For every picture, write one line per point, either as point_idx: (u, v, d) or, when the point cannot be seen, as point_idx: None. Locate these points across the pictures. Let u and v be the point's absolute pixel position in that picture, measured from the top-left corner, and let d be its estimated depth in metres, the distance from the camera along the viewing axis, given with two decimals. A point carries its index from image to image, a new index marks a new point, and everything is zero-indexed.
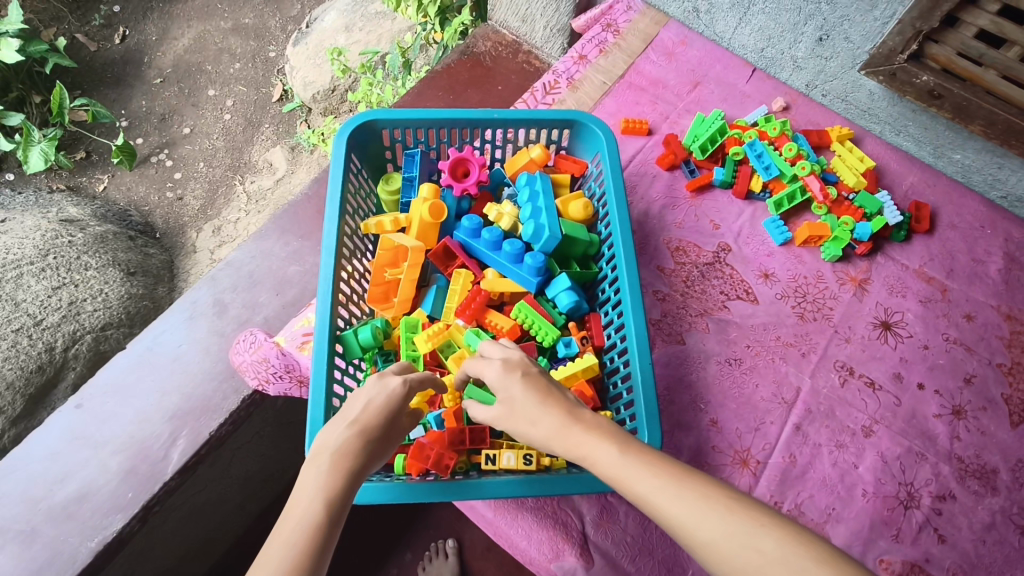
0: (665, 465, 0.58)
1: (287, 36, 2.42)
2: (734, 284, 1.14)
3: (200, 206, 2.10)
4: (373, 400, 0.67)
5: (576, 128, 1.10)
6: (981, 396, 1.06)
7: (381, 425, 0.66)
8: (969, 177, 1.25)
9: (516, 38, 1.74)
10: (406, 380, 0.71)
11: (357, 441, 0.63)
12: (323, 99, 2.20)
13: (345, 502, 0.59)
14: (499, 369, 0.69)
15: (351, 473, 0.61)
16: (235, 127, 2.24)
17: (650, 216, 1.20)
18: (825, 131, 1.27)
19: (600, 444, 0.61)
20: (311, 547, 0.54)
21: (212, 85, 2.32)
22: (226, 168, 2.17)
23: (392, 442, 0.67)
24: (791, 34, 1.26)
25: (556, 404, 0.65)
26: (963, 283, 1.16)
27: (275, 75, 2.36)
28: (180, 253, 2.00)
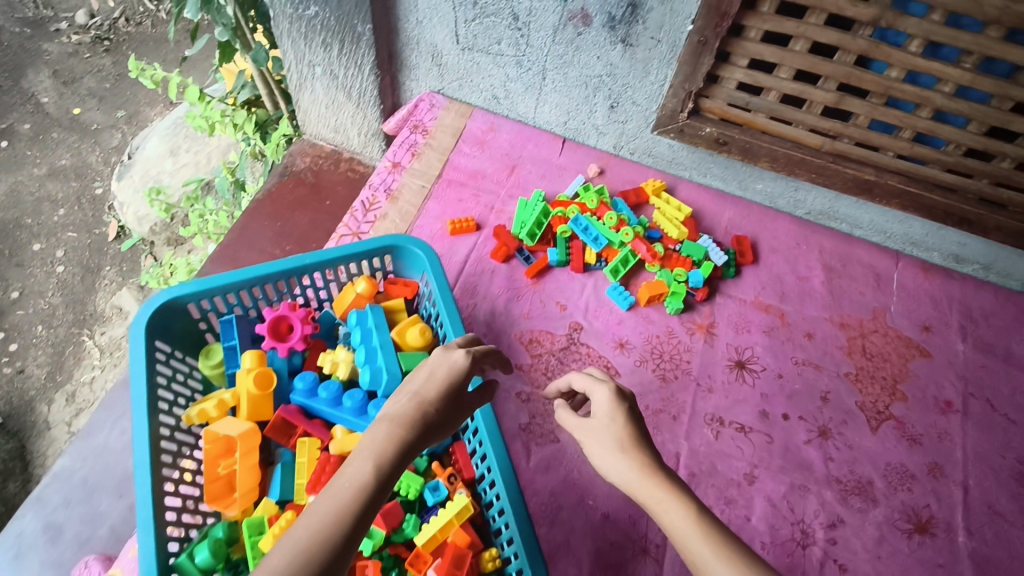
0: (723, 537, 0.61)
1: (111, 170, 2.20)
2: (594, 363, 1.13)
3: (46, 373, 1.84)
4: (437, 374, 0.69)
5: (396, 252, 1.06)
6: (839, 410, 1.11)
7: (439, 403, 0.67)
8: (775, 201, 1.34)
9: (334, 147, 1.71)
10: (469, 359, 0.72)
11: (416, 413, 0.65)
12: (163, 230, 2.06)
13: (394, 469, 0.60)
14: (608, 401, 0.75)
15: (406, 442, 0.62)
16: (72, 279, 1.99)
17: (497, 313, 1.16)
18: (640, 188, 1.32)
19: (670, 500, 0.65)
20: (355, 507, 0.56)
21: (38, 239, 2.05)
22: (70, 325, 1.92)
23: (446, 423, 0.68)
24: (585, 105, 1.32)
25: (636, 452, 0.71)
26: (796, 303, 1.23)
27: (107, 213, 2.12)
28: (31, 434, 1.74)
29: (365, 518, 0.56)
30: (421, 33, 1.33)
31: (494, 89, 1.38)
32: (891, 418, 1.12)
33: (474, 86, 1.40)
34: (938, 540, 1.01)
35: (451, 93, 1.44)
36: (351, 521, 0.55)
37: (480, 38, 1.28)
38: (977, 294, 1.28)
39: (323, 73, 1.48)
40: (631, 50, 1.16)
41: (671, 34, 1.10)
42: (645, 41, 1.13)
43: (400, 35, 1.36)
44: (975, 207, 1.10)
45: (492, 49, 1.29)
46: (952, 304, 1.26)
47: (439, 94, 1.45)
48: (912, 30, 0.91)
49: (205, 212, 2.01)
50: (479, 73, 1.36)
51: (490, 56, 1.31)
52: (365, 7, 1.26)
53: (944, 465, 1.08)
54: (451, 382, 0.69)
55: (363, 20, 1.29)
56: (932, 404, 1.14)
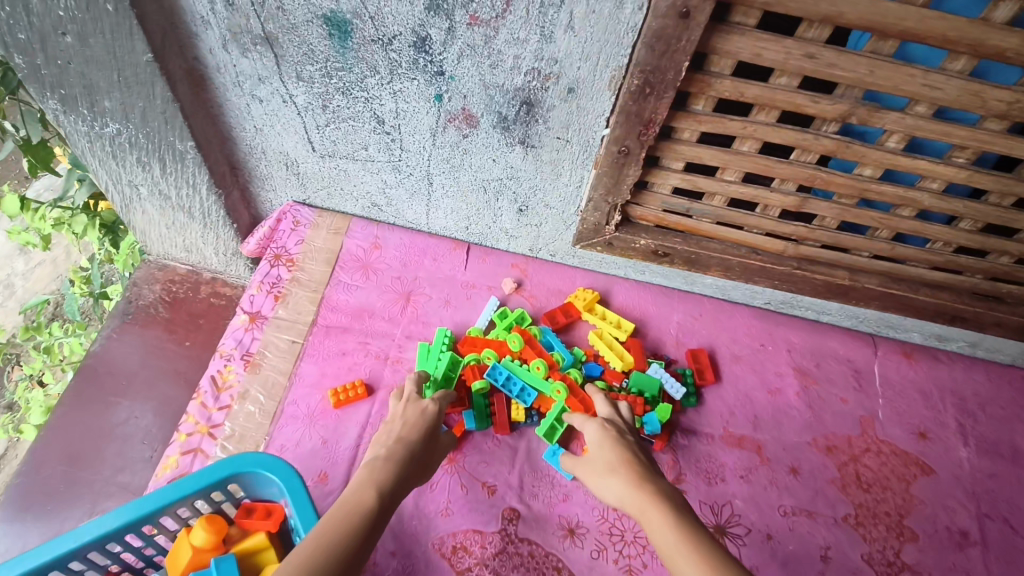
0: (699, 538, 0.58)
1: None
2: (539, 567, 0.87)
3: None
4: (410, 420, 0.80)
5: (242, 480, 0.78)
6: (846, 573, 0.90)
7: (421, 447, 0.76)
8: (729, 293, 1.12)
9: (190, 268, 1.38)
10: (437, 407, 0.83)
11: (402, 453, 0.73)
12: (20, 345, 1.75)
13: (390, 498, 0.66)
14: (598, 432, 0.78)
15: (399, 475, 0.69)
16: None
17: (405, 516, 0.88)
18: (569, 302, 1.07)
19: (654, 506, 0.64)
20: (362, 520, 0.60)
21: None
22: None
23: (428, 463, 0.77)
24: (487, 210, 1.06)
25: (628, 470, 0.71)
26: (772, 428, 1.01)
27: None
28: None
29: (373, 531, 0.61)
30: (264, 141, 1.03)
31: (371, 196, 1.10)
32: (905, 570, 0.91)
33: (346, 194, 1.11)
34: None
35: (320, 202, 1.15)
36: (362, 528, 0.59)
37: (340, 144, 1.00)
38: (968, 376, 1.10)
39: (151, 194, 1.14)
40: (534, 151, 0.91)
41: (583, 134, 0.85)
42: (551, 142, 0.88)
43: (238, 144, 1.05)
44: (969, 303, 0.92)
45: (359, 155, 1.01)
46: (943, 395, 1.07)
47: (305, 205, 1.16)
48: (891, 126, 0.71)
49: (53, 343, 1.62)
50: (350, 181, 1.08)
51: (358, 162, 1.03)
52: (178, 121, 0.95)
53: None
54: (425, 428, 0.79)
55: (182, 137, 0.98)
56: (948, 539, 0.94)
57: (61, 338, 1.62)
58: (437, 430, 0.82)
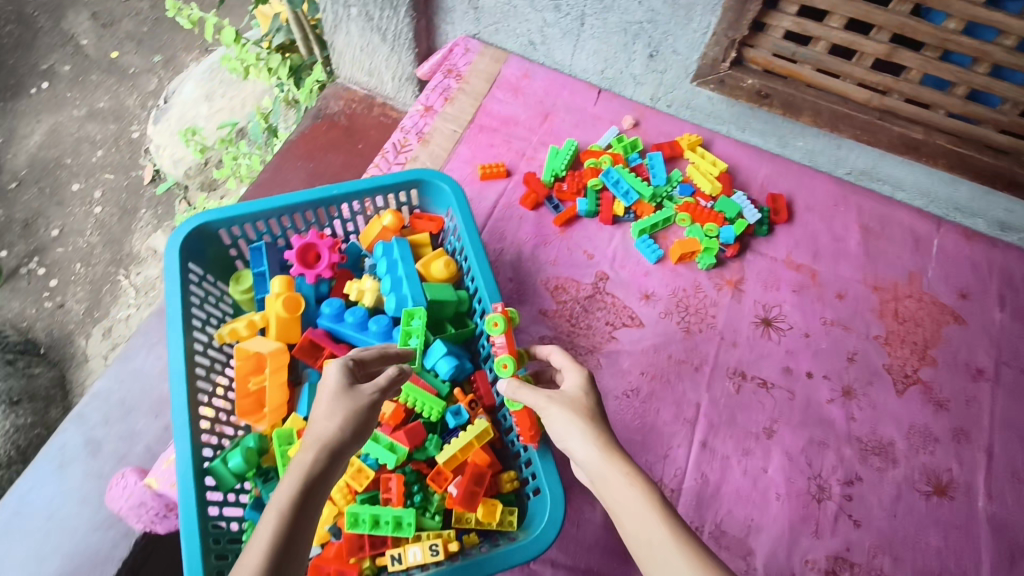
0: (676, 528, 0.60)
1: (148, 113, 2.17)
2: (618, 312, 1.13)
3: (85, 308, 1.89)
4: (319, 396, 0.65)
5: (421, 187, 1.07)
6: (866, 371, 1.10)
7: (334, 424, 0.61)
8: (815, 159, 1.28)
9: (367, 92, 1.70)
10: (339, 371, 0.67)
11: (312, 438, 0.61)
12: (196, 174, 2.02)
13: (303, 510, 0.56)
14: (580, 382, 0.76)
15: (310, 470, 0.58)
16: (109, 220, 2.01)
17: (524, 260, 1.17)
18: (675, 141, 1.28)
19: (634, 481, 0.64)
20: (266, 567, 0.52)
21: (76, 178, 2.06)
22: (108, 264, 1.95)
23: (359, 433, 0.63)
24: (623, 54, 1.27)
25: (599, 433, 0.69)
26: (829, 263, 1.20)
27: (143, 156, 2.11)
28: (71, 364, 1.82)
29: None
30: None
31: (530, 34, 1.34)
32: (919, 382, 1.10)
33: (510, 31, 1.36)
34: (957, 502, 1.01)
35: (486, 37, 1.40)
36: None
37: None
38: (1021, 262, 1.23)
39: (358, 15, 1.44)
40: None
41: None
42: None
43: None
44: None
45: None
46: (992, 270, 1.22)
47: (473, 38, 1.41)
48: None
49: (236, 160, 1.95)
50: (516, 18, 1.32)
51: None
52: None
53: (969, 430, 1.07)
54: (338, 395, 0.64)
55: None
56: (964, 370, 1.12)
57: (245, 156, 1.97)
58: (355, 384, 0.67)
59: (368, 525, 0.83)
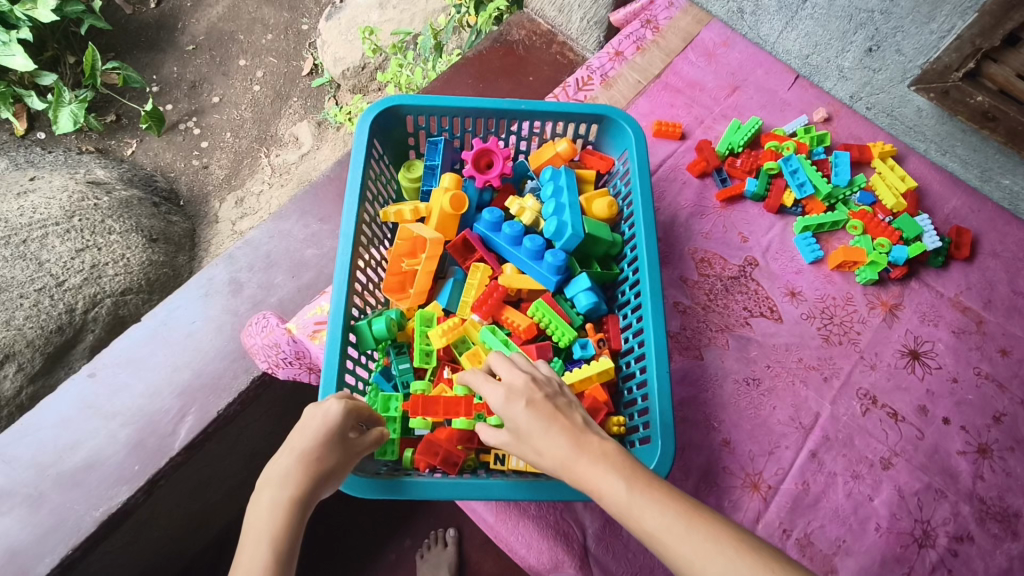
0: (658, 500, 0.56)
1: (321, 10, 2.28)
2: (758, 300, 1.10)
3: (225, 174, 2.00)
4: (312, 426, 0.67)
5: (605, 124, 1.07)
6: (1009, 436, 1.02)
7: (320, 461, 0.65)
8: (1016, 205, 1.18)
9: (551, 28, 1.69)
10: (343, 406, 0.70)
11: (303, 474, 0.63)
12: (353, 75, 2.08)
13: (288, 550, 0.59)
14: (503, 400, 0.65)
15: (303, 507, 0.62)
16: (263, 99, 2.13)
17: (676, 224, 1.16)
18: (867, 146, 1.21)
19: (604, 480, 0.58)
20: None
21: (244, 55, 2.20)
22: (252, 139, 2.06)
23: (338, 472, 0.67)
24: (839, 42, 1.19)
25: (555, 437, 0.62)
26: (999, 315, 1.11)
27: (307, 48, 2.23)
28: (202, 222, 1.91)
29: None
30: None
31: (741, 2, 1.29)
32: None
33: None
34: None
35: None
36: None
37: None
38: None
39: None
40: None
41: None
42: None
43: None
44: None
45: None
46: None
47: None
48: None
49: (401, 70, 1.98)
50: None
51: None
52: None
53: None
54: (328, 436, 0.67)
55: None
56: None
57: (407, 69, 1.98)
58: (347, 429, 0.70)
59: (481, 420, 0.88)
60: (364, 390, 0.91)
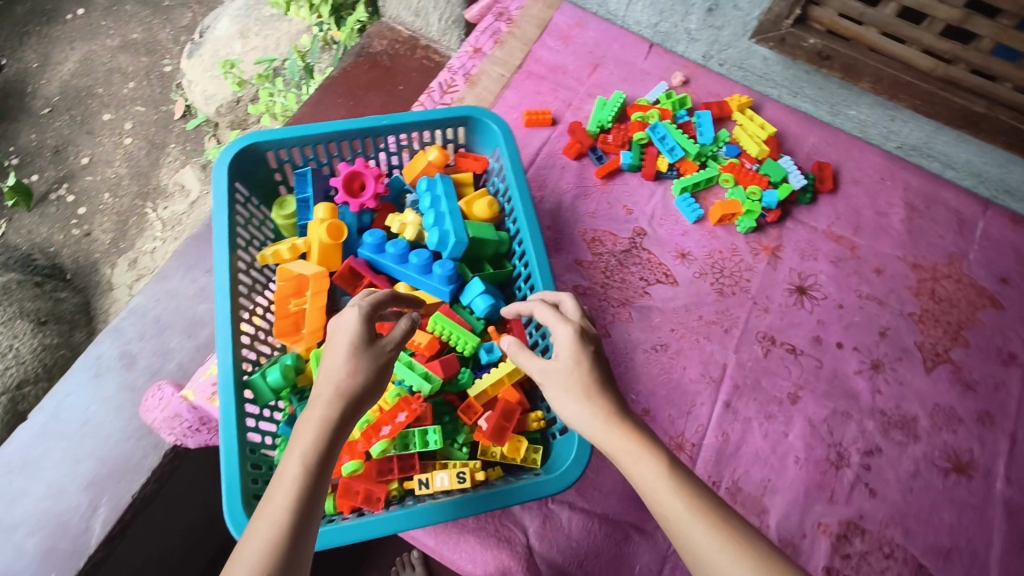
0: (691, 490, 0.58)
1: (182, 48, 2.14)
2: (653, 269, 1.13)
3: (111, 240, 1.85)
4: (339, 343, 0.63)
5: (471, 125, 1.06)
6: (896, 347, 1.10)
7: (350, 373, 0.61)
8: (866, 131, 1.26)
9: (412, 33, 1.67)
10: (358, 314, 0.65)
11: (335, 392, 0.60)
12: (228, 111, 2.00)
13: (327, 464, 0.56)
14: (568, 340, 0.69)
15: (334, 423, 0.58)
16: (137, 152, 1.99)
17: (563, 209, 1.16)
18: (725, 102, 1.26)
19: (641, 457, 0.60)
20: (294, 512, 0.52)
21: (107, 109, 2.05)
22: (134, 196, 1.92)
23: (376, 383, 0.62)
24: (681, 6, 1.25)
25: (602, 401, 0.65)
26: (869, 238, 1.19)
27: (176, 90, 2.09)
28: (95, 293, 1.76)
29: (307, 527, 0.52)
30: None
31: None
32: (948, 362, 1.10)
33: None
34: (975, 481, 1.02)
35: None
36: (295, 532, 0.51)
37: None
38: None
39: None
40: None
41: None
42: None
43: None
44: None
45: None
46: None
47: None
48: None
49: (274, 96, 1.95)
50: None
51: None
52: None
53: (994, 413, 1.07)
54: (353, 347, 0.62)
55: None
56: (995, 355, 1.11)
57: (280, 92, 1.96)
58: (375, 333, 0.66)
59: (398, 446, 0.85)
60: (272, 445, 0.87)
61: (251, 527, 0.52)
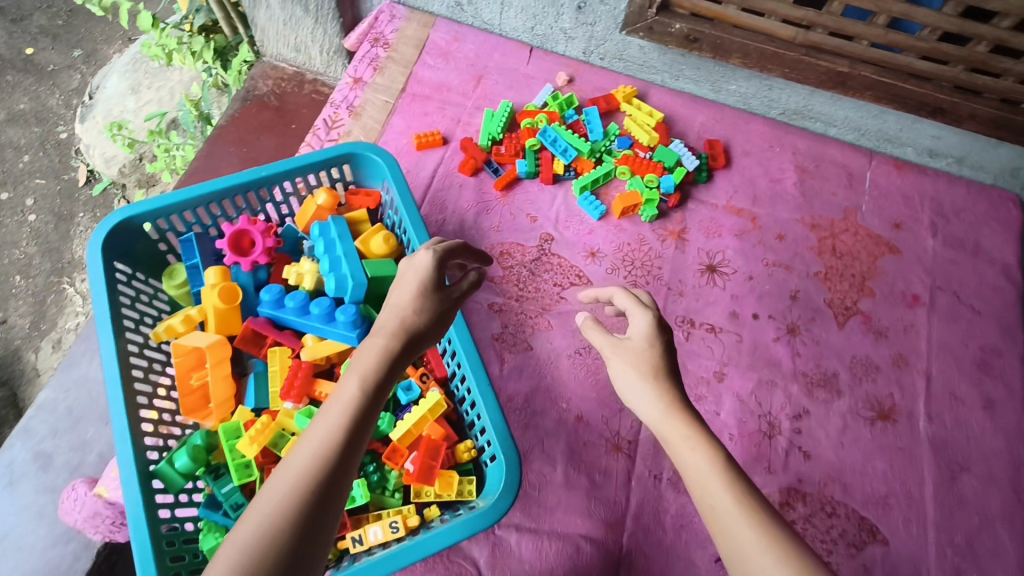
0: (738, 483, 0.63)
1: (75, 111, 2.03)
2: (565, 272, 1.12)
3: (30, 323, 1.76)
4: (409, 281, 0.71)
5: (354, 162, 1.03)
6: (808, 308, 1.13)
7: (414, 313, 0.69)
8: (749, 102, 1.30)
9: (296, 69, 1.63)
10: (433, 259, 0.73)
11: (397, 325, 0.67)
12: (132, 170, 1.92)
13: (385, 385, 0.62)
14: (645, 326, 0.76)
15: (394, 354, 0.65)
16: (44, 228, 1.88)
17: (467, 227, 1.15)
18: (611, 95, 1.27)
19: (697, 444, 0.66)
20: (348, 423, 0.57)
21: (4, 188, 1.93)
22: (48, 273, 1.82)
23: (431, 327, 0.70)
24: (552, 8, 1.25)
25: (666, 388, 0.72)
26: (767, 206, 1.22)
27: (75, 156, 1.99)
28: (20, 381, 1.68)
29: (362, 432, 0.58)
30: None
31: None
32: (858, 313, 1.14)
33: None
34: (900, 425, 1.05)
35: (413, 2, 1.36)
36: (347, 438, 0.57)
37: None
38: (949, 189, 1.27)
39: None
40: None
41: None
42: None
43: None
44: (949, 95, 1.06)
45: None
46: (924, 201, 1.25)
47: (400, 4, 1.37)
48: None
49: (173, 148, 1.87)
50: None
51: None
52: None
53: (908, 355, 1.11)
54: (423, 288, 0.71)
55: None
56: (900, 299, 1.16)
57: (178, 146, 1.87)
58: (442, 281, 0.74)
59: None
60: (193, 532, 0.82)
61: (311, 424, 0.58)
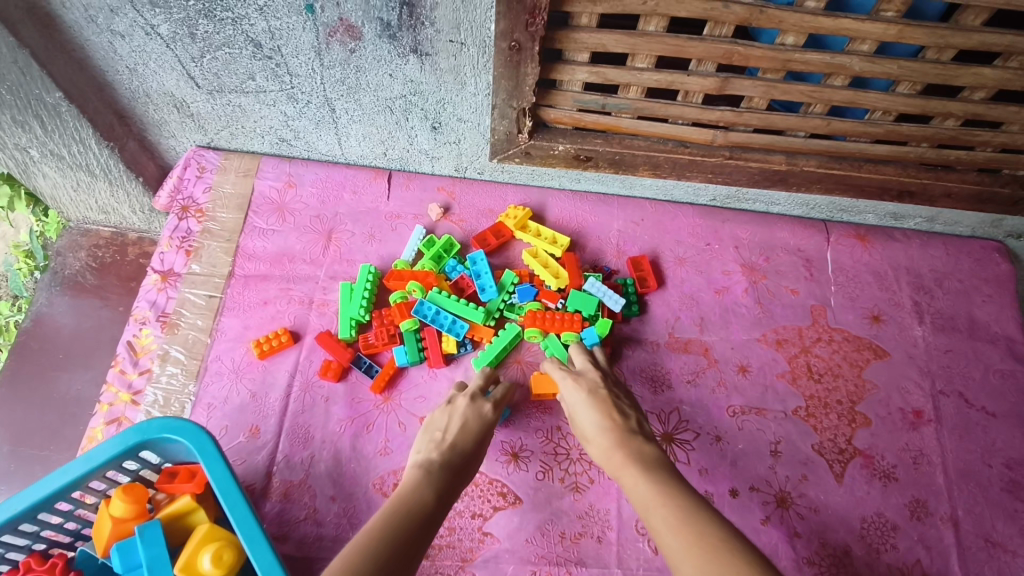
0: (676, 495, 0.61)
1: None
2: (484, 494, 0.85)
3: None
4: (471, 421, 0.77)
5: (156, 446, 0.74)
6: (796, 464, 0.89)
7: (466, 427, 0.76)
8: (671, 193, 1.05)
9: (115, 229, 1.30)
10: (495, 410, 0.80)
11: (450, 445, 0.73)
12: None
13: (443, 495, 0.66)
14: (572, 388, 0.80)
15: (446, 466, 0.70)
16: None
17: (343, 463, 0.86)
18: (500, 222, 1.00)
19: (633, 470, 0.67)
20: (416, 520, 0.60)
21: None
22: None
23: (478, 453, 0.75)
24: (401, 132, 0.97)
25: (606, 432, 0.73)
26: (719, 329, 0.97)
27: None
28: None
29: (429, 532, 0.60)
30: (143, 82, 0.93)
31: (276, 131, 1.01)
32: (857, 455, 0.90)
33: (249, 132, 1.02)
34: None
35: (225, 144, 1.06)
36: (414, 528, 0.59)
37: (224, 75, 0.90)
38: (924, 254, 1.05)
39: (43, 155, 1.04)
40: (430, 60, 0.81)
41: (476, 34, 0.76)
42: (444, 47, 0.78)
43: (117, 88, 0.95)
44: (916, 176, 0.86)
45: (249, 86, 0.92)
46: (899, 276, 1.03)
47: (210, 148, 1.07)
48: (836, 67, 0.71)
49: None
50: (249, 117, 0.99)
51: (250, 94, 0.93)
52: (35, 70, 0.85)
53: (927, 499, 0.88)
54: (479, 415, 0.78)
55: (46, 88, 0.88)
56: (901, 420, 0.93)
57: None
58: (494, 417, 0.80)
59: None
60: None
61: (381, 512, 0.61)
